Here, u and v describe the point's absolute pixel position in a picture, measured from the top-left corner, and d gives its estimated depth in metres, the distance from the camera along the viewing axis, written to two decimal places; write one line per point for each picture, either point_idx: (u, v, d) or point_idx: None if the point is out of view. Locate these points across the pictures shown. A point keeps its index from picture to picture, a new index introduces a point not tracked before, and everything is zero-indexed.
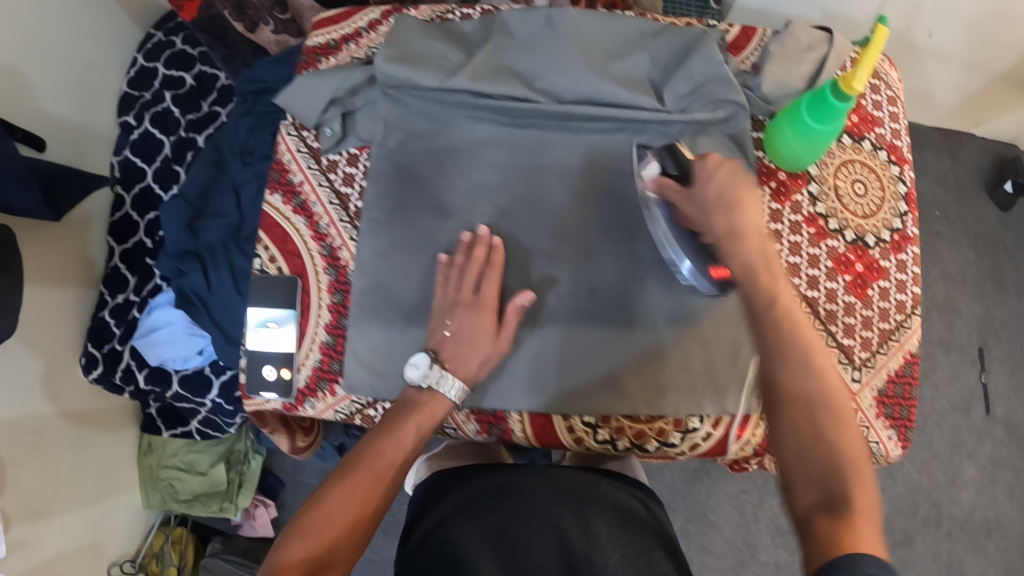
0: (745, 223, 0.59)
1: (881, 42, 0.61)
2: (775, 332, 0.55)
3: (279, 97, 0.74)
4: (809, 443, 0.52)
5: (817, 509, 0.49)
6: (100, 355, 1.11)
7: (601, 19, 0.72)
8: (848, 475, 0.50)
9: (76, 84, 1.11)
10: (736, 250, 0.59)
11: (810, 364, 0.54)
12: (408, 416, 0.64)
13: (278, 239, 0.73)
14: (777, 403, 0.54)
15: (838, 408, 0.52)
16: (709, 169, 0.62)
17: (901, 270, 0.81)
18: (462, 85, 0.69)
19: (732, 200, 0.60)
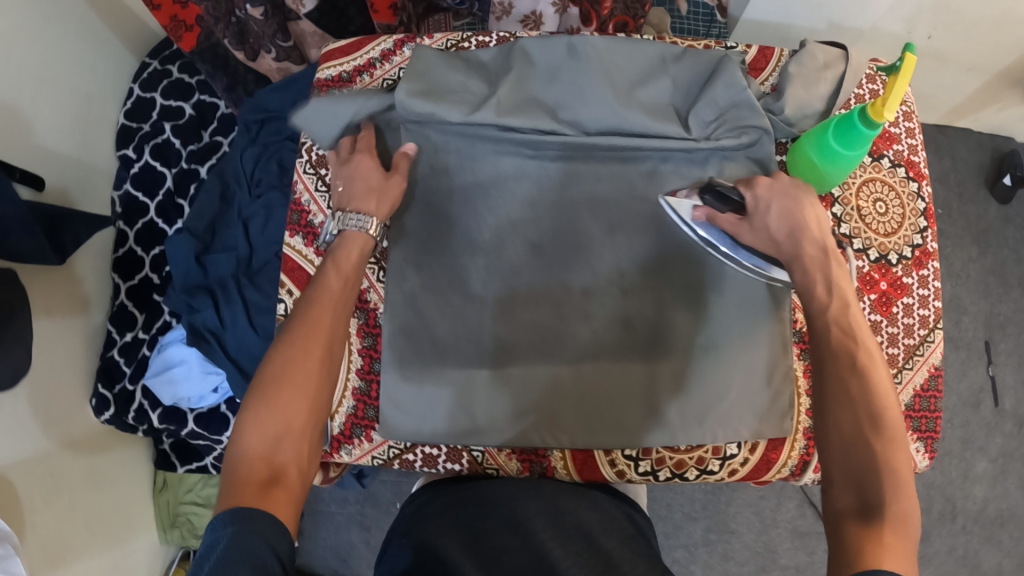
0: (806, 240, 0.59)
1: (909, 70, 0.61)
2: (838, 341, 0.54)
3: (296, 113, 0.73)
4: (858, 448, 0.50)
5: (853, 511, 0.49)
6: (112, 396, 1.08)
7: (623, 45, 0.72)
8: (890, 484, 0.49)
9: (74, 118, 1.08)
10: (802, 269, 0.59)
11: (872, 375, 0.52)
12: (329, 263, 0.63)
13: (301, 281, 0.73)
14: (830, 404, 0.52)
15: (892, 422, 0.51)
16: (763, 195, 0.61)
17: (923, 285, 0.81)
18: (487, 119, 0.68)
19: (791, 219, 0.60)
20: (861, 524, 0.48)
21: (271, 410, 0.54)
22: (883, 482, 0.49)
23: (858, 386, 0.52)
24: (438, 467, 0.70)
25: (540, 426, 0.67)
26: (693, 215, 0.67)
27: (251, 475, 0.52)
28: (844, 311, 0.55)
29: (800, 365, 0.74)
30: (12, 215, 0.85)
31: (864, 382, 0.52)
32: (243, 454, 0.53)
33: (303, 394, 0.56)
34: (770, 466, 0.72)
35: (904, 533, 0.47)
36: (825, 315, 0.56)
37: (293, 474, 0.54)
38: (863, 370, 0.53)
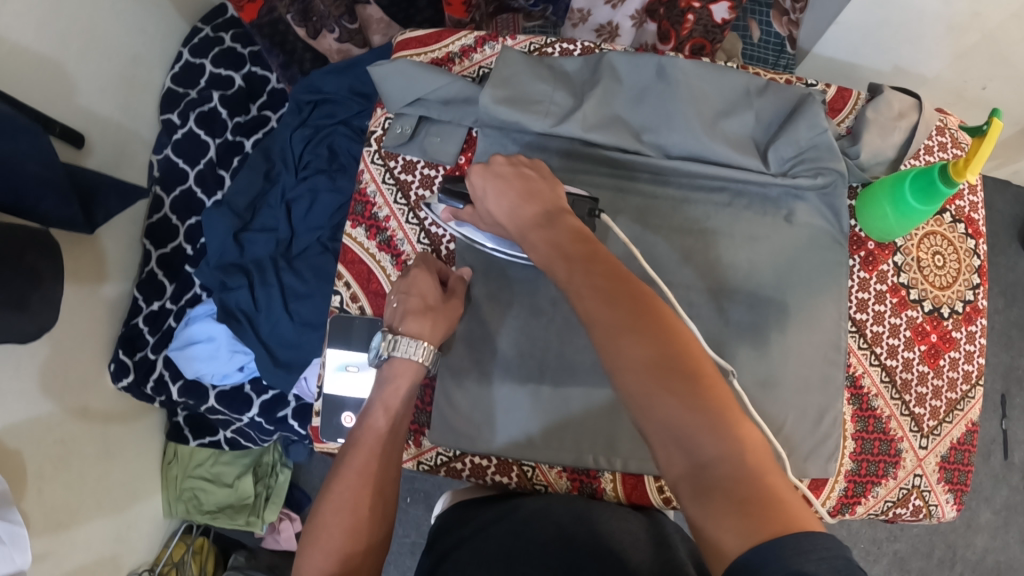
0: (524, 215, 0.58)
1: (993, 137, 0.61)
2: (594, 300, 0.49)
3: (375, 68, 0.73)
4: (662, 405, 0.44)
5: (689, 478, 0.43)
6: (132, 363, 1.06)
7: (712, 72, 0.72)
8: (712, 431, 0.43)
9: (119, 80, 1.06)
10: (530, 244, 0.57)
11: (650, 313, 0.48)
12: (376, 400, 0.63)
13: (361, 276, 0.72)
14: (615, 372, 0.47)
15: (687, 354, 0.46)
16: (478, 184, 0.61)
17: (970, 340, 0.81)
18: (573, 132, 0.68)
19: (512, 190, 0.59)
20: (701, 495, 0.42)
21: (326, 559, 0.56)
22: (701, 431, 0.43)
23: (630, 338, 0.47)
24: (486, 479, 0.70)
25: (595, 447, 0.66)
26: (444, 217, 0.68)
27: None
28: (589, 267, 0.52)
29: (847, 409, 0.77)
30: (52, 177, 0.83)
31: (634, 331, 0.47)
32: None
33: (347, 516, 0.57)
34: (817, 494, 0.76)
35: (755, 478, 0.41)
36: (570, 282, 0.52)
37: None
38: (633, 316, 0.47)
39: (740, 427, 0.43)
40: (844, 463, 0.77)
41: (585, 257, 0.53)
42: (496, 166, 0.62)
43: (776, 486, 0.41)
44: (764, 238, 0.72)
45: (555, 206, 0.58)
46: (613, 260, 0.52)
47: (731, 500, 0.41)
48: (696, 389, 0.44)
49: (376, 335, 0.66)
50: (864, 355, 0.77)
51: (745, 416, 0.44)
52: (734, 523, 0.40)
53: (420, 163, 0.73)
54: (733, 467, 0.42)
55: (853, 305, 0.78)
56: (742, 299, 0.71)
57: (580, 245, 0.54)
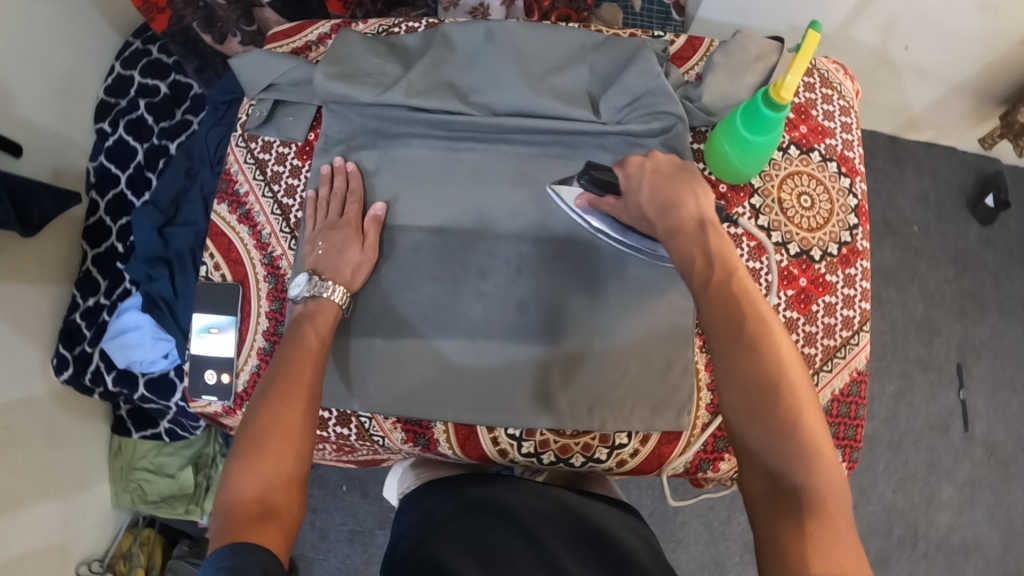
0: (678, 216, 0.59)
1: (811, 49, 0.62)
2: (719, 315, 0.54)
3: (234, 62, 0.78)
4: (759, 426, 0.51)
5: (762, 495, 0.50)
6: (71, 356, 1.13)
7: (543, 32, 0.74)
8: (798, 462, 0.50)
9: (53, 92, 1.13)
10: (672, 247, 0.59)
11: (767, 340, 0.53)
12: (307, 324, 0.64)
13: (223, 247, 0.75)
14: (724, 383, 0.53)
15: (791, 391, 0.52)
16: (635, 176, 0.62)
17: (849, 285, 0.82)
18: (397, 99, 0.71)
19: (665, 191, 0.60)
20: (771, 513, 0.49)
21: (262, 455, 0.55)
22: (790, 463, 0.50)
23: (746, 361, 0.53)
24: (325, 431, 0.70)
25: (429, 402, 0.68)
26: (577, 202, 0.69)
27: (242, 514, 0.52)
28: (724, 283, 0.56)
29: None
30: None
31: (752, 355, 0.53)
32: (236, 499, 0.53)
33: (290, 441, 0.57)
34: (664, 460, 0.72)
35: (823, 512, 0.48)
36: (704, 288, 0.56)
37: (284, 514, 0.53)
38: (752, 342, 0.53)
39: (825, 469, 0.50)
40: None
41: (727, 270, 0.56)
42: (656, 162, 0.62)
43: (837, 524, 0.48)
44: None
45: (708, 215, 0.59)
46: (748, 284, 0.56)
47: (798, 521, 0.48)
48: (793, 424, 0.51)
49: (300, 274, 0.67)
50: None
51: (832, 458, 0.51)
52: (798, 542, 0.47)
53: (276, 143, 0.77)
54: (810, 499, 0.49)
55: None
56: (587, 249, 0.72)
57: (722, 260, 0.57)
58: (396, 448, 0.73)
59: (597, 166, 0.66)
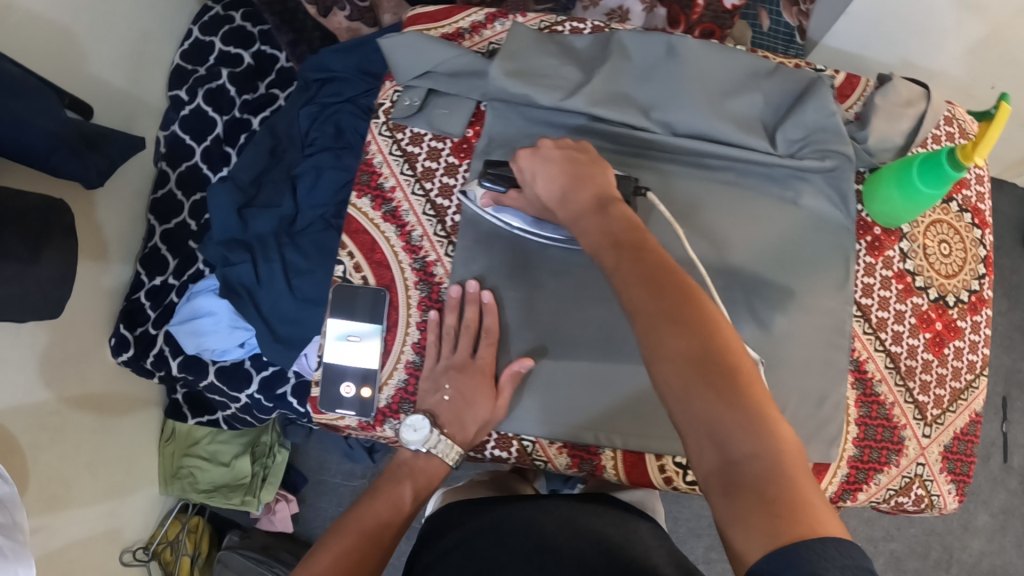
0: (577, 201, 0.58)
1: (1004, 119, 0.63)
2: (638, 287, 0.51)
3: (383, 42, 0.72)
4: (696, 398, 0.46)
5: (715, 473, 0.45)
6: (132, 338, 1.06)
7: (721, 53, 0.74)
8: (747, 425, 0.44)
9: (128, 53, 1.06)
10: (580, 230, 0.58)
11: (692, 303, 0.49)
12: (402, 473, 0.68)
13: (365, 247, 0.70)
14: (654, 363, 0.48)
15: (728, 352, 0.47)
16: (527, 167, 0.62)
17: (974, 331, 0.81)
18: (580, 107, 0.70)
19: (565, 175, 0.60)
20: (729, 493, 0.43)
21: None
22: (737, 429, 0.44)
23: (671, 330, 0.48)
24: (485, 453, 0.70)
25: (594, 425, 0.66)
26: (482, 203, 0.67)
27: None
28: (637, 256, 0.52)
29: (851, 394, 0.76)
30: (55, 137, 0.81)
31: (676, 322, 0.48)
32: None
33: None
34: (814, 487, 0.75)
35: (790, 480, 0.42)
36: (617, 267, 0.53)
37: None
38: (675, 310, 0.48)
39: (777, 428, 0.44)
40: (846, 450, 0.76)
41: (631, 241, 0.54)
42: (544, 150, 0.63)
43: (808, 493, 0.42)
44: (763, 217, 0.73)
45: (606, 193, 0.58)
46: (660, 251, 0.52)
47: (758, 497, 0.42)
48: (740, 390, 0.45)
49: (418, 418, 0.67)
50: (870, 339, 0.77)
51: (782, 418, 0.45)
52: (762, 521, 0.41)
53: (427, 136, 0.73)
54: (769, 467, 0.43)
55: (858, 290, 0.79)
56: (743, 279, 0.72)
57: (631, 233, 0.54)
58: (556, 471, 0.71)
59: (496, 164, 0.67)
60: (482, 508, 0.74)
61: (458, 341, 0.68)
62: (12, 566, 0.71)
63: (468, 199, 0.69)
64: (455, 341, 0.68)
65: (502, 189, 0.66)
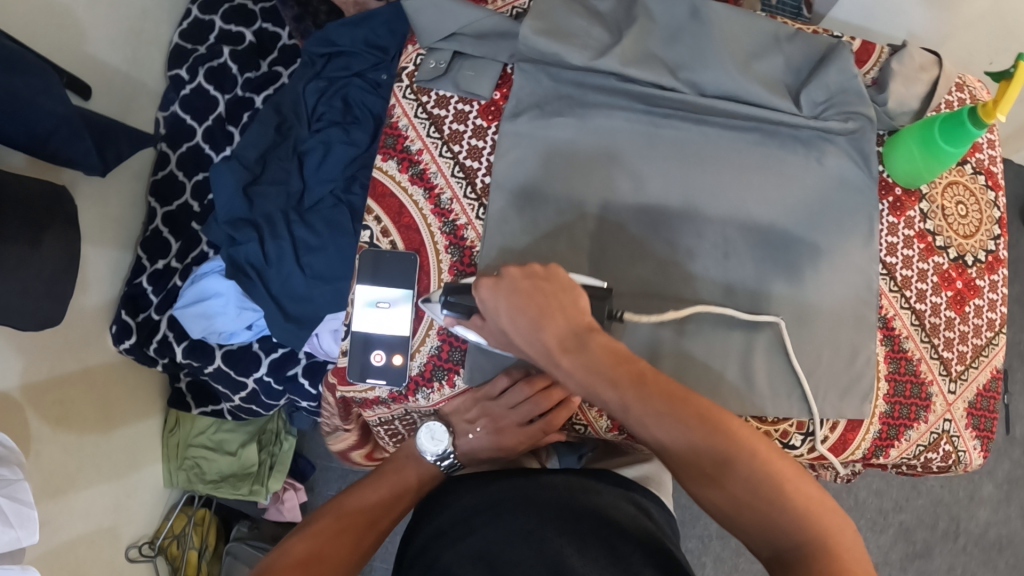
0: (549, 335, 0.57)
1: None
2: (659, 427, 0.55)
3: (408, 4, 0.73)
4: (744, 515, 0.53)
5: (776, 567, 0.51)
6: (135, 324, 1.03)
7: (746, 16, 0.73)
8: (793, 526, 0.51)
9: (127, 31, 1.03)
10: (562, 363, 0.58)
11: (715, 432, 0.53)
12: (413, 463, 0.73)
13: (392, 210, 0.72)
14: (697, 490, 0.54)
15: (757, 464, 0.53)
16: (490, 302, 0.59)
17: (993, 290, 0.80)
18: (612, 66, 0.70)
19: (529, 311, 0.57)
20: None
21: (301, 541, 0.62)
22: (787, 531, 0.51)
23: (705, 462, 0.53)
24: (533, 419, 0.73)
25: None
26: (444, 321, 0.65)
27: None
28: (643, 392, 0.55)
29: (880, 351, 0.76)
30: (57, 118, 0.76)
31: (706, 453, 0.53)
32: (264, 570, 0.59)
33: (330, 543, 0.63)
34: (845, 446, 0.75)
35: (839, 563, 0.49)
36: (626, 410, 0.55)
37: None
38: (706, 438, 0.53)
39: (818, 520, 0.51)
40: (877, 406, 0.75)
41: (627, 382, 0.55)
42: (509, 279, 0.59)
43: (856, 569, 0.49)
44: (792, 176, 0.72)
45: (577, 320, 0.58)
46: (663, 380, 0.55)
47: None
48: (778, 496, 0.52)
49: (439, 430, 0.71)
50: (895, 297, 0.76)
51: (820, 506, 0.52)
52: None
53: (453, 98, 0.74)
54: (818, 557, 0.49)
55: (883, 249, 0.78)
56: (775, 238, 0.72)
57: (620, 366, 0.56)
58: (597, 435, 0.74)
59: (456, 289, 0.63)
60: (485, 474, 0.69)
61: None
62: (14, 531, 0.67)
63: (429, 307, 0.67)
64: (489, 377, 0.69)
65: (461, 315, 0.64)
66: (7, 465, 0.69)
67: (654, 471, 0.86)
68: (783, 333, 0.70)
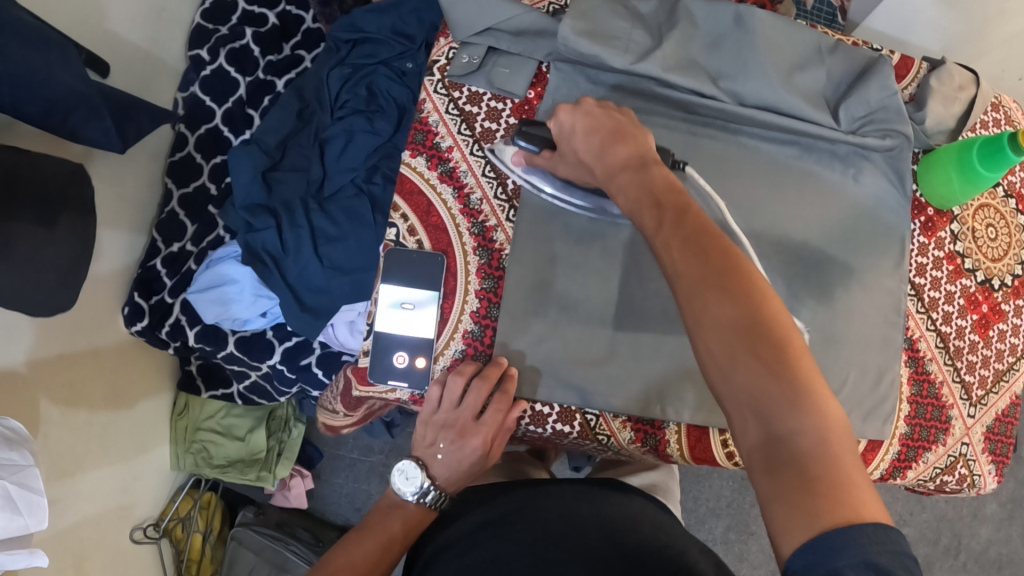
0: (613, 158, 0.56)
1: None
2: (683, 253, 0.48)
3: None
4: (743, 370, 0.44)
5: (760, 447, 0.44)
6: (147, 307, 1.02)
7: (789, 27, 0.72)
8: (797, 401, 0.43)
9: (149, 8, 1.01)
10: (616, 187, 0.55)
11: (746, 276, 0.46)
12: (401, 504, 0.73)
13: (420, 208, 0.71)
14: (699, 332, 0.46)
15: (778, 324, 0.45)
16: (566, 123, 0.60)
17: (1017, 315, 0.79)
18: (653, 71, 0.69)
19: (605, 131, 0.57)
20: (773, 473, 0.42)
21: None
22: (785, 405, 0.43)
23: (720, 299, 0.46)
24: (547, 427, 0.70)
25: (662, 397, 0.68)
26: (513, 160, 0.69)
27: None
28: (680, 220, 0.49)
29: (903, 372, 0.75)
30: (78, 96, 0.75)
31: (725, 292, 0.46)
32: None
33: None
34: (864, 467, 0.74)
35: (835, 459, 0.42)
36: (659, 228, 0.50)
37: None
38: (724, 275, 0.46)
39: (823, 405, 0.43)
40: (897, 427, 0.75)
41: (671, 206, 0.50)
42: (586, 107, 0.60)
43: (850, 469, 0.41)
44: (826, 192, 0.71)
45: (645, 152, 0.55)
46: (705, 216, 0.49)
47: (806, 475, 0.41)
48: (791, 364, 0.44)
49: (409, 466, 0.72)
50: (922, 318, 0.76)
51: (829, 393, 0.44)
52: (805, 495, 0.40)
53: (486, 95, 0.73)
54: (813, 445, 0.42)
55: (912, 269, 0.77)
56: (807, 255, 0.71)
57: (670, 195, 0.51)
58: (619, 447, 0.72)
59: (532, 122, 0.66)
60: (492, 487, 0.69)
61: (521, 307, 0.68)
62: (22, 520, 0.65)
63: (499, 157, 0.71)
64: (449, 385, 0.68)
65: (535, 148, 0.65)
66: (18, 449, 0.68)
67: (660, 480, 0.83)
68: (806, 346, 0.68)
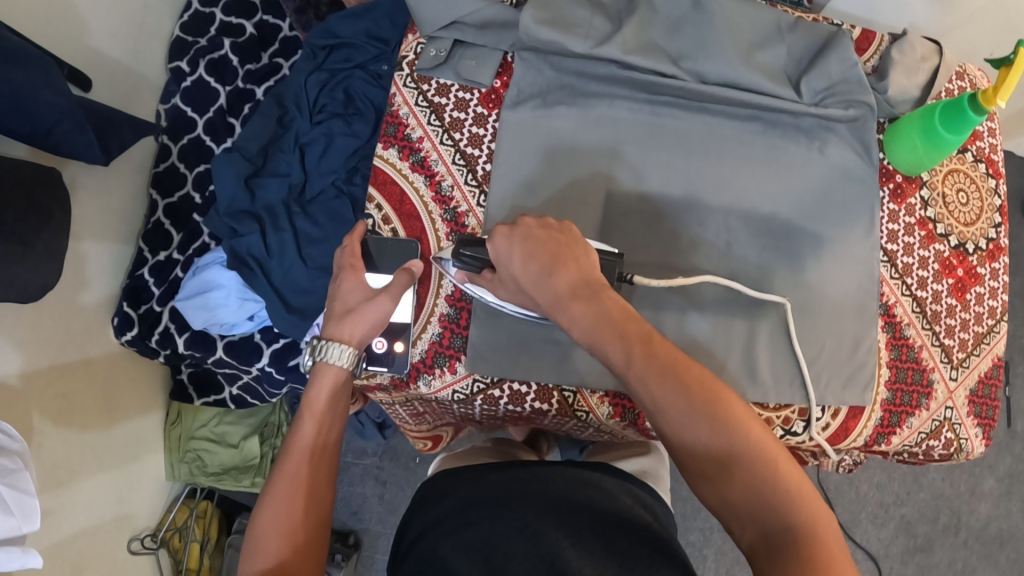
0: (555, 287, 0.56)
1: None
2: (661, 387, 0.51)
3: None
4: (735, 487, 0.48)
5: (758, 544, 0.47)
6: (136, 316, 1.03)
7: (748, 6, 0.73)
8: (784, 499, 0.47)
9: (129, 23, 1.03)
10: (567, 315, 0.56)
11: (719, 403, 0.50)
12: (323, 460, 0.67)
13: (393, 197, 0.72)
14: (688, 457, 0.50)
15: (755, 441, 0.49)
16: (502, 247, 0.58)
17: (994, 277, 0.80)
18: (614, 55, 0.70)
19: (544, 256, 0.57)
20: (772, 557, 0.46)
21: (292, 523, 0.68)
22: (775, 510, 0.47)
23: (702, 427, 0.50)
24: (524, 406, 0.72)
25: None
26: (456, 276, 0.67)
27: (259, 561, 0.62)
28: (647, 351, 0.52)
29: (881, 337, 0.76)
30: (60, 109, 0.76)
31: (707, 419, 0.50)
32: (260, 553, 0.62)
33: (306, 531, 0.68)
34: (847, 434, 0.74)
35: (821, 540, 0.45)
36: (629, 364, 0.52)
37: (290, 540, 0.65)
38: (702, 404, 0.50)
39: (808, 504, 0.47)
40: (879, 393, 0.75)
41: (635, 338, 0.53)
42: (524, 228, 0.59)
43: (838, 552, 0.45)
44: (794, 164, 0.72)
45: (588, 274, 0.56)
46: (668, 346, 0.53)
47: (800, 559, 0.45)
48: (774, 470, 0.48)
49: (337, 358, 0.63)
50: (896, 284, 0.76)
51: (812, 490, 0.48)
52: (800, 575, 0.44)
53: (453, 86, 0.75)
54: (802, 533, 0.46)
55: (883, 236, 0.78)
56: (777, 227, 0.72)
57: (629, 323, 0.54)
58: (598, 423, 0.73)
59: (470, 242, 0.62)
60: (474, 473, 0.69)
61: None
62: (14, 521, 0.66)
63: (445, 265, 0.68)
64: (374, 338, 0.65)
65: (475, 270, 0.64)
66: (8, 455, 0.69)
67: (650, 466, 0.81)
68: (789, 315, 0.70)
